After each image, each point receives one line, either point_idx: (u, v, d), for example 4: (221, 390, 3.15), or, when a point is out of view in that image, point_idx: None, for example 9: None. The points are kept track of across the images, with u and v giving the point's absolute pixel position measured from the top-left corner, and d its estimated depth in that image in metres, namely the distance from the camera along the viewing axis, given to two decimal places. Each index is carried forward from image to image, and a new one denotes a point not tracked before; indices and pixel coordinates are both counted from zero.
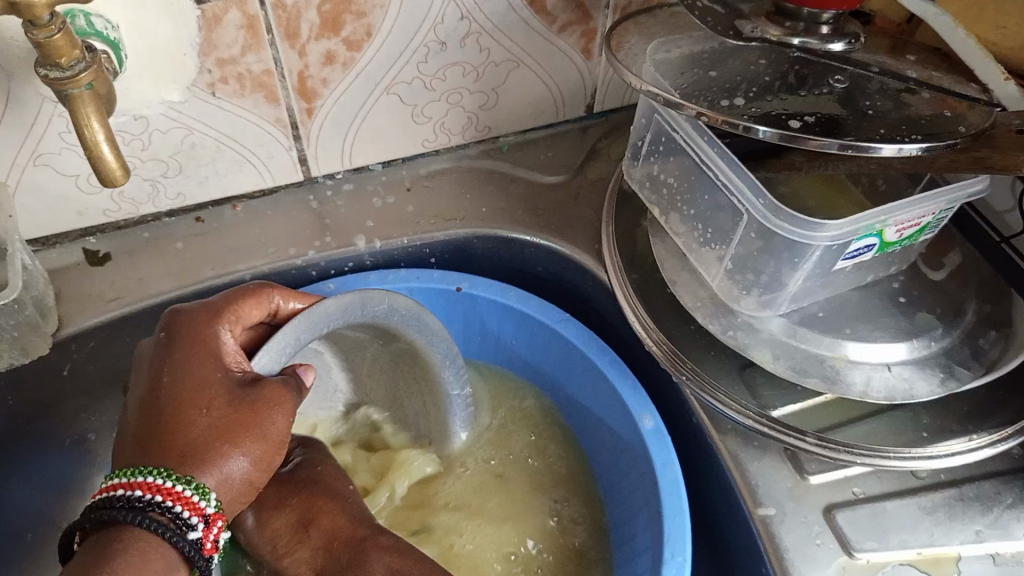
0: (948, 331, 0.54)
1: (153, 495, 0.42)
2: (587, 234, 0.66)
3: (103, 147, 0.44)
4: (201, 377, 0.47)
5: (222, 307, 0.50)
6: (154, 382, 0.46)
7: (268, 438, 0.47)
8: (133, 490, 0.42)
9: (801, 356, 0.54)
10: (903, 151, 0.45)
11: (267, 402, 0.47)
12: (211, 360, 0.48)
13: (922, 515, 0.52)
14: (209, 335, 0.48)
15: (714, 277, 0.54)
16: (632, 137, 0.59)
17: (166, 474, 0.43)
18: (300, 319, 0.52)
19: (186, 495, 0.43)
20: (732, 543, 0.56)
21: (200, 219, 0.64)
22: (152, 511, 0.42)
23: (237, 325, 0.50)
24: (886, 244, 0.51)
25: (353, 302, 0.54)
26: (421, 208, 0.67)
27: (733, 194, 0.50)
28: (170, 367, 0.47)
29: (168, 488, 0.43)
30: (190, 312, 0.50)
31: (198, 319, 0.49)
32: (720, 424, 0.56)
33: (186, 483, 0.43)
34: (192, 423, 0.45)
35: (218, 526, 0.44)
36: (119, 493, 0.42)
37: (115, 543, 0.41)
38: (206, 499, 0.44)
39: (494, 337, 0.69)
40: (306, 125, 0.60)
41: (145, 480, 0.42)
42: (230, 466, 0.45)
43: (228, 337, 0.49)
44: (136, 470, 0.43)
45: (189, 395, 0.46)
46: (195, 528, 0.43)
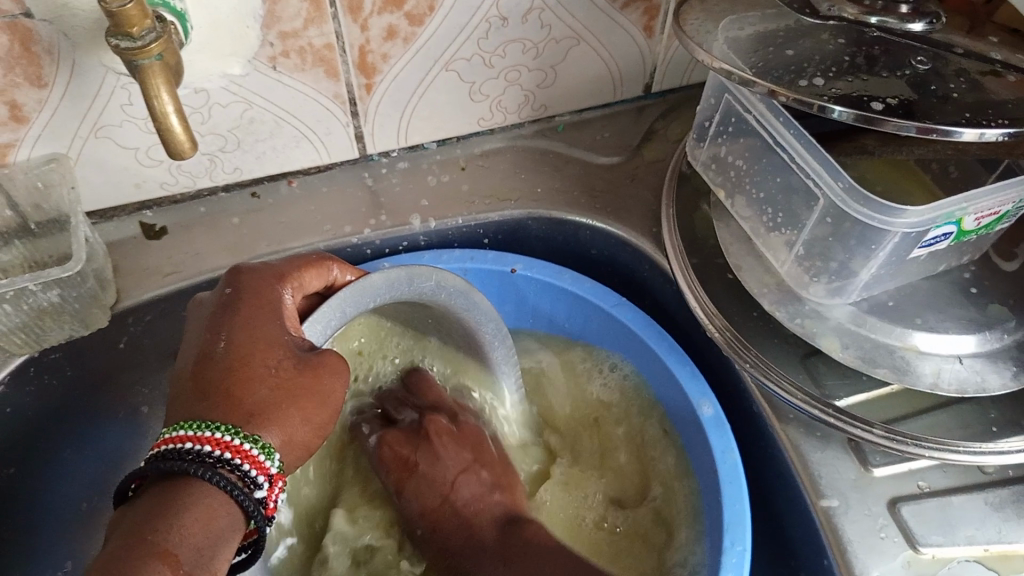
0: (1021, 323, 0.53)
1: (222, 452, 0.42)
2: (645, 217, 0.65)
3: (172, 119, 0.43)
4: (266, 335, 0.46)
5: (286, 271, 0.51)
6: (218, 332, 0.46)
7: (328, 403, 0.48)
8: (201, 445, 0.41)
9: (870, 345, 0.52)
10: (984, 136, 0.44)
11: (328, 369, 0.48)
12: (275, 320, 0.47)
13: (991, 511, 0.50)
14: (272, 296, 0.48)
15: (783, 262, 0.53)
16: (698, 118, 0.57)
17: (234, 431, 0.42)
18: (347, 293, 0.51)
19: (253, 453, 0.43)
20: (791, 532, 0.56)
21: (255, 195, 0.64)
22: (221, 467, 0.41)
23: (298, 292, 0.50)
24: (962, 233, 0.49)
25: (399, 279, 0.52)
26: (476, 187, 0.66)
27: (810, 177, 0.48)
28: (236, 320, 0.46)
29: (236, 445, 0.42)
30: (256, 270, 0.50)
31: (266, 277, 0.49)
32: (781, 413, 0.55)
33: (254, 441, 0.43)
34: (258, 380, 0.45)
35: (278, 488, 0.44)
36: (187, 446, 0.41)
37: (183, 496, 0.40)
38: (270, 459, 0.44)
39: (534, 310, 0.68)
40: (364, 101, 0.59)
41: (213, 437, 0.42)
42: (292, 428, 0.46)
43: (289, 299, 0.49)
44: (202, 423, 0.42)
45: (256, 350, 0.45)
46: (261, 487, 0.43)
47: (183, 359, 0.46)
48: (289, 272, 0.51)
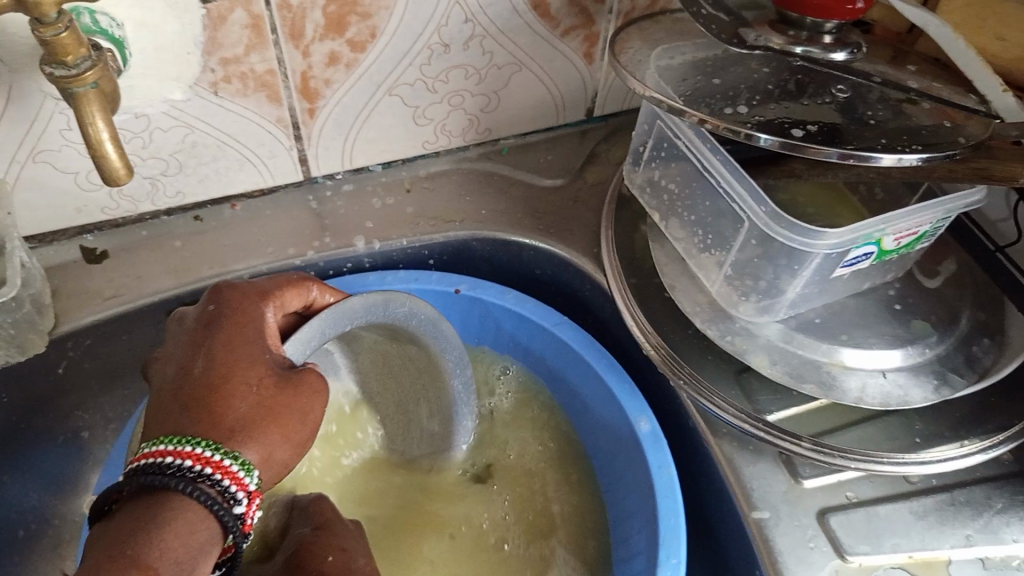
0: (942, 338, 0.55)
1: (202, 467, 0.42)
2: (587, 238, 0.66)
3: (108, 146, 0.44)
4: (247, 353, 0.47)
5: (267, 289, 0.51)
6: (202, 347, 0.46)
7: (308, 422, 0.48)
8: (183, 460, 0.41)
9: (798, 362, 0.54)
10: (901, 161, 0.45)
11: (309, 388, 0.48)
12: (256, 338, 0.48)
13: (914, 519, 0.52)
14: (255, 314, 0.49)
15: (714, 282, 0.55)
16: (634, 143, 0.59)
17: (214, 446, 0.43)
18: (327, 316, 0.51)
19: (232, 469, 0.43)
20: (726, 545, 0.57)
21: (199, 218, 0.64)
22: (202, 482, 0.41)
23: (280, 311, 0.51)
24: (883, 252, 0.51)
25: (377, 302, 0.54)
26: (421, 209, 0.67)
27: (736, 201, 0.50)
28: (220, 337, 0.47)
29: (215, 460, 0.42)
30: (240, 288, 0.50)
31: (248, 295, 0.49)
32: (716, 428, 0.57)
33: (234, 457, 0.43)
34: (240, 396, 0.45)
35: (256, 503, 0.44)
36: (168, 461, 0.41)
37: (162, 511, 0.40)
38: (249, 474, 0.44)
39: (499, 330, 0.68)
40: (308, 125, 0.60)
41: (194, 451, 0.42)
42: (271, 445, 0.46)
43: (271, 317, 0.49)
44: (182, 437, 0.42)
45: (237, 368, 0.46)
46: (239, 502, 0.43)
47: (164, 372, 0.47)
48: (271, 290, 0.51)
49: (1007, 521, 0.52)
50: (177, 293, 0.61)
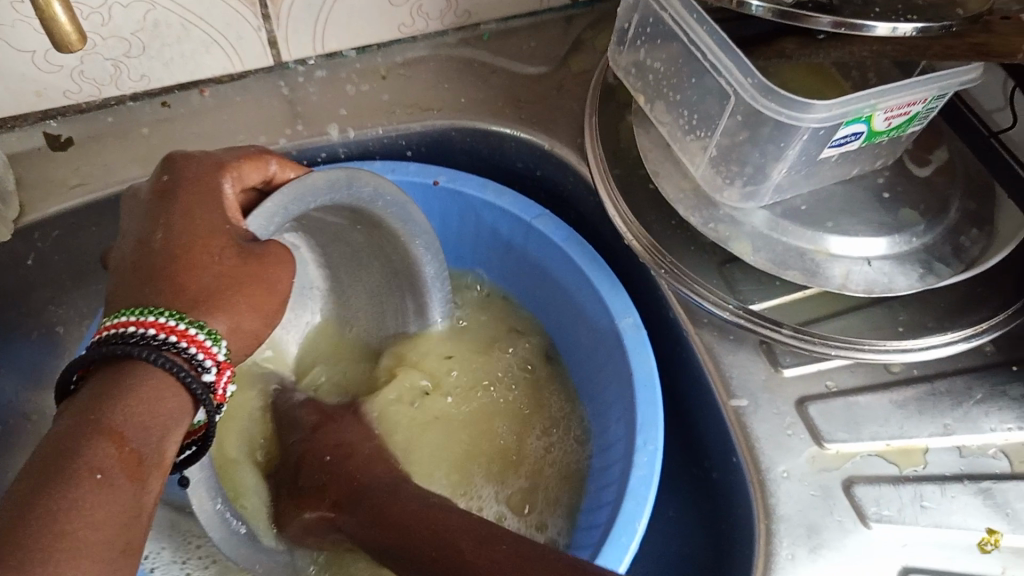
0: (931, 227, 0.54)
1: (167, 335, 0.39)
2: (570, 128, 0.64)
3: (56, 7, 0.40)
4: (210, 221, 0.43)
5: (224, 160, 0.46)
6: (161, 218, 0.43)
7: (276, 293, 0.45)
8: (146, 329, 0.39)
9: (781, 249, 0.53)
10: (897, 31, 0.44)
11: (276, 258, 0.45)
12: (216, 207, 0.44)
13: (894, 408, 0.52)
14: (212, 184, 0.44)
15: (698, 167, 0.53)
16: (619, 21, 0.56)
17: (178, 316, 0.40)
18: (288, 190, 0.47)
19: (199, 338, 0.40)
20: (703, 435, 0.57)
21: (166, 104, 0.62)
22: (168, 350, 0.39)
23: (238, 184, 0.46)
24: (873, 133, 0.50)
25: (340, 179, 0.49)
26: (396, 97, 0.65)
27: (722, 75, 0.48)
28: (178, 207, 0.43)
29: (180, 329, 0.40)
30: (194, 159, 0.46)
31: (205, 167, 0.45)
32: (696, 317, 0.56)
33: (199, 327, 0.41)
34: (202, 267, 0.42)
35: (226, 376, 0.42)
36: (131, 330, 0.39)
37: (127, 380, 0.38)
38: (217, 344, 0.41)
39: (488, 219, 0.66)
40: (275, 3, 0.57)
41: (158, 320, 0.39)
42: (240, 315, 0.43)
43: (230, 190, 0.45)
44: (144, 309, 0.40)
45: (200, 240, 0.42)
46: (209, 372, 0.41)
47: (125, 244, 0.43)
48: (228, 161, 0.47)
49: (987, 411, 0.52)
50: None
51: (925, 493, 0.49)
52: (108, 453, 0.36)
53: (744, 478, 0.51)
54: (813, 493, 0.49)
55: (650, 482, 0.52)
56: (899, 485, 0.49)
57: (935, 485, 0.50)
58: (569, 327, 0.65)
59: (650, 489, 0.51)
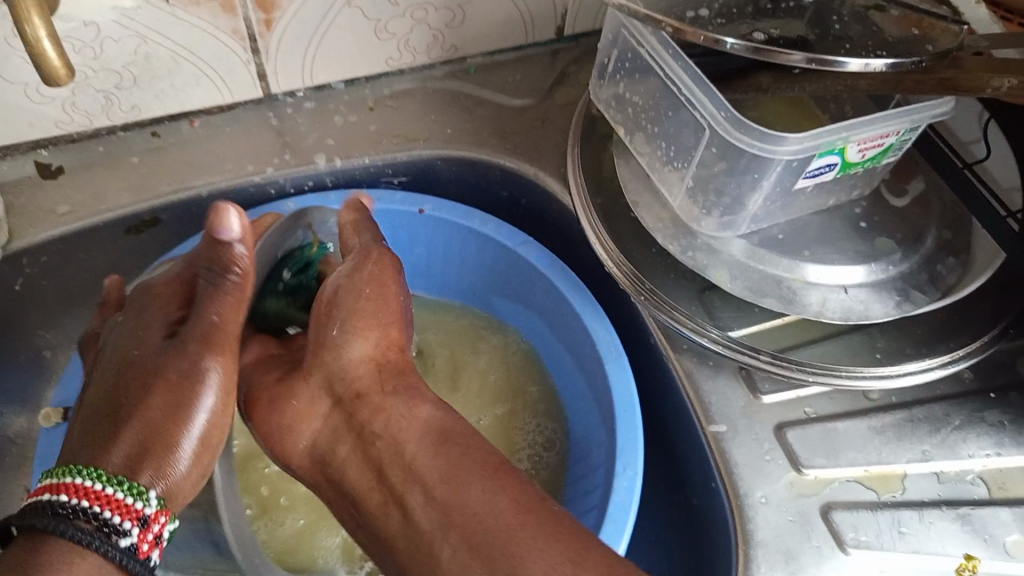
0: (906, 256, 0.55)
1: (78, 500, 0.39)
2: (554, 158, 0.65)
3: (46, 44, 0.42)
4: (144, 344, 0.47)
5: (138, 307, 0.49)
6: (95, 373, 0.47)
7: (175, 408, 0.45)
8: (57, 495, 0.39)
9: (759, 276, 0.54)
10: (869, 67, 0.45)
11: (176, 387, 0.45)
12: (137, 349, 0.47)
13: (872, 434, 0.53)
14: (143, 322, 0.48)
15: (676, 197, 0.55)
16: (599, 56, 0.58)
17: (94, 475, 0.40)
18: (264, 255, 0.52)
19: (118, 498, 0.40)
20: (684, 461, 0.58)
21: (156, 134, 0.63)
22: (78, 519, 0.38)
23: (173, 308, 0.49)
24: (847, 164, 0.51)
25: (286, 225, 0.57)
26: (384, 127, 0.66)
27: (696, 109, 0.49)
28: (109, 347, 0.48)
29: (92, 490, 0.39)
30: (137, 304, 0.50)
31: (140, 306, 0.49)
32: (676, 344, 0.56)
33: (116, 484, 0.40)
34: (127, 396, 0.44)
35: (155, 527, 0.41)
36: (44, 499, 0.39)
37: (35, 556, 0.37)
38: (141, 498, 0.41)
39: (476, 250, 0.67)
40: (265, 37, 0.58)
41: (74, 483, 0.39)
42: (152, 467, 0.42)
43: (155, 329, 0.48)
44: (67, 470, 0.40)
45: (125, 369, 0.46)
46: (126, 533, 0.39)
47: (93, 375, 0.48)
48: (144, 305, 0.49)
49: (964, 437, 0.53)
50: (134, 211, 0.60)
51: (902, 519, 0.50)
52: None
53: (723, 504, 0.52)
54: (791, 519, 0.49)
55: (628, 507, 0.52)
56: (877, 511, 0.50)
57: (913, 511, 0.50)
58: (560, 361, 0.66)
59: (630, 513, 0.52)
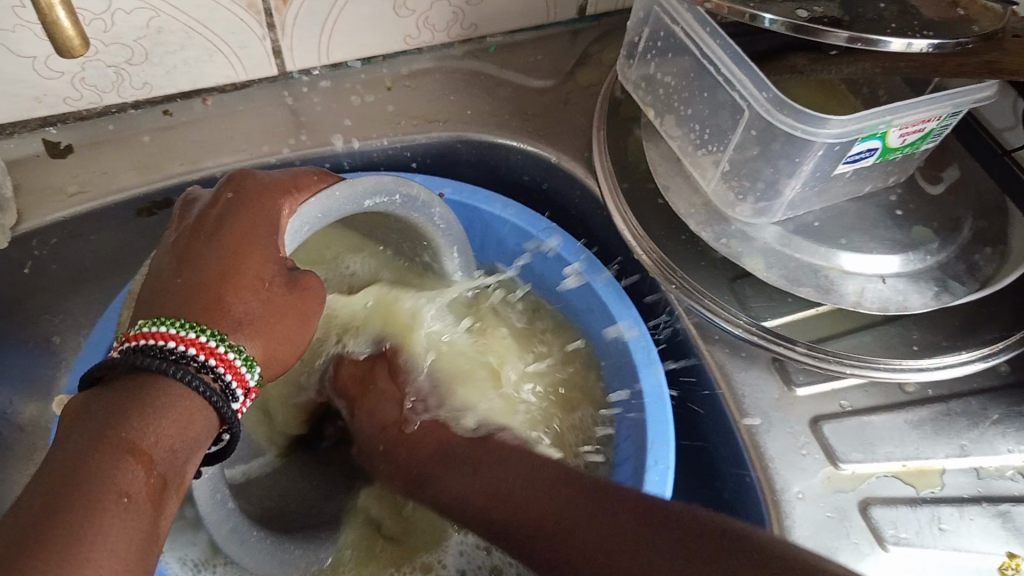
0: (944, 245, 0.54)
1: (205, 357, 0.38)
2: (577, 141, 0.63)
3: (58, 12, 0.39)
4: (264, 246, 0.43)
5: (287, 184, 0.47)
6: (212, 235, 0.43)
7: (306, 327, 0.45)
8: (185, 347, 0.38)
9: (794, 265, 0.52)
10: (912, 46, 0.43)
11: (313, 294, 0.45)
12: (271, 233, 0.44)
13: (909, 428, 0.51)
14: (269, 210, 0.45)
15: (710, 181, 0.53)
16: (629, 34, 0.56)
17: (219, 337, 0.39)
18: (315, 201, 0.47)
19: (235, 363, 0.40)
20: (715, 454, 0.56)
21: (168, 112, 0.61)
22: (203, 373, 0.38)
23: (291, 210, 0.46)
24: (888, 149, 0.49)
25: (417, 196, 0.53)
26: (402, 108, 0.64)
27: (735, 89, 0.47)
28: (226, 230, 0.43)
29: (218, 351, 0.39)
30: (259, 179, 0.46)
31: (266, 190, 0.45)
32: (707, 334, 0.55)
33: (238, 351, 0.40)
34: (249, 289, 0.42)
35: (249, 400, 0.41)
36: (169, 346, 0.38)
37: (157, 397, 0.37)
38: (252, 371, 0.41)
39: (497, 235, 0.65)
40: (281, 12, 0.56)
41: (198, 338, 0.38)
42: (273, 345, 0.42)
43: (286, 215, 0.46)
44: (185, 322, 0.39)
45: (240, 256, 0.42)
46: (236, 399, 0.40)
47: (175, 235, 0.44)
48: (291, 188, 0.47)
49: (1003, 432, 0.51)
50: (146, 191, 0.58)
51: (941, 515, 0.48)
52: (138, 477, 0.34)
53: (757, 498, 0.50)
54: (828, 514, 0.48)
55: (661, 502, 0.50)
56: (915, 507, 0.48)
57: (952, 507, 0.48)
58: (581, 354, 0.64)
59: None
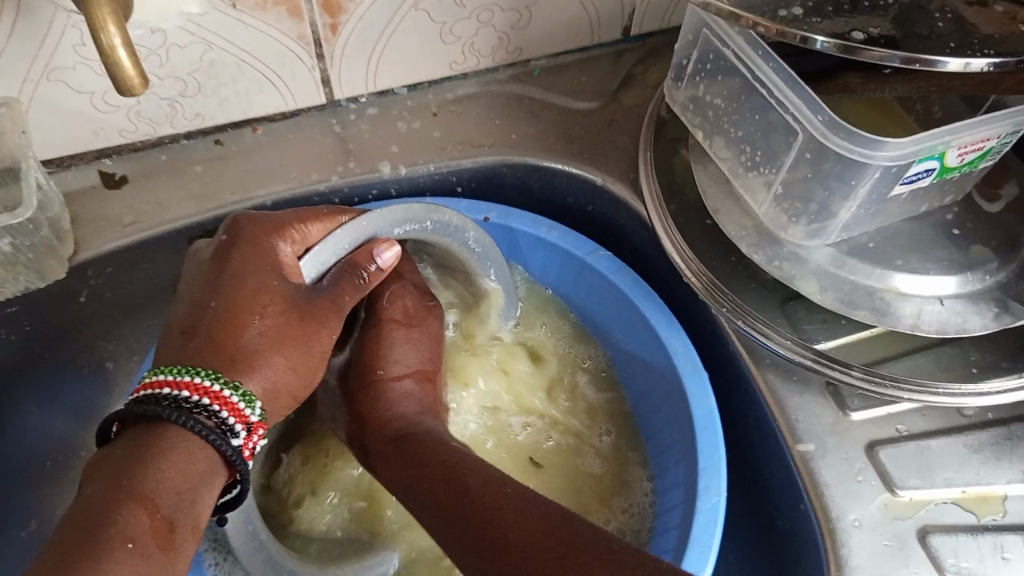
0: (1003, 265, 0.52)
1: (200, 398, 0.41)
2: (622, 164, 0.63)
3: (120, 52, 0.40)
4: (265, 284, 0.45)
5: (290, 223, 0.48)
6: (217, 278, 0.45)
7: (313, 353, 0.46)
8: (180, 391, 0.41)
9: (849, 287, 0.52)
10: (970, 66, 0.42)
11: (318, 320, 0.46)
12: (272, 268, 0.46)
13: (969, 453, 0.50)
14: (267, 246, 0.46)
15: (761, 204, 0.52)
16: (676, 57, 0.56)
17: (215, 377, 0.42)
18: (348, 228, 0.49)
19: (231, 401, 0.42)
20: (769, 479, 0.55)
21: (219, 142, 0.62)
22: (199, 413, 0.41)
23: (300, 246, 0.48)
24: (944, 170, 0.49)
25: (450, 223, 0.54)
26: (448, 133, 0.64)
27: (788, 111, 0.47)
28: (228, 274, 0.45)
29: (214, 391, 0.41)
30: (258, 219, 0.48)
31: (265, 229, 0.47)
32: (759, 358, 0.54)
33: (233, 389, 0.42)
34: (246, 327, 0.43)
35: (257, 435, 0.43)
36: (165, 392, 0.41)
37: (161, 442, 0.40)
38: (251, 407, 0.43)
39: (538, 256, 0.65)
40: (330, 42, 0.57)
41: (193, 381, 0.41)
42: (275, 377, 0.45)
43: (288, 250, 0.47)
44: (184, 368, 0.41)
45: (243, 297, 0.44)
46: (238, 435, 0.42)
47: (187, 279, 0.46)
48: (295, 224, 0.48)
49: None
50: (200, 221, 0.59)
51: (1005, 544, 0.47)
52: (142, 522, 0.37)
53: (813, 526, 0.49)
54: (886, 543, 0.47)
55: (713, 529, 0.50)
56: (977, 535, 0.47)
57: (1016, 536, 0.47)
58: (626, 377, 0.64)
59: (714, 537, 0.50)
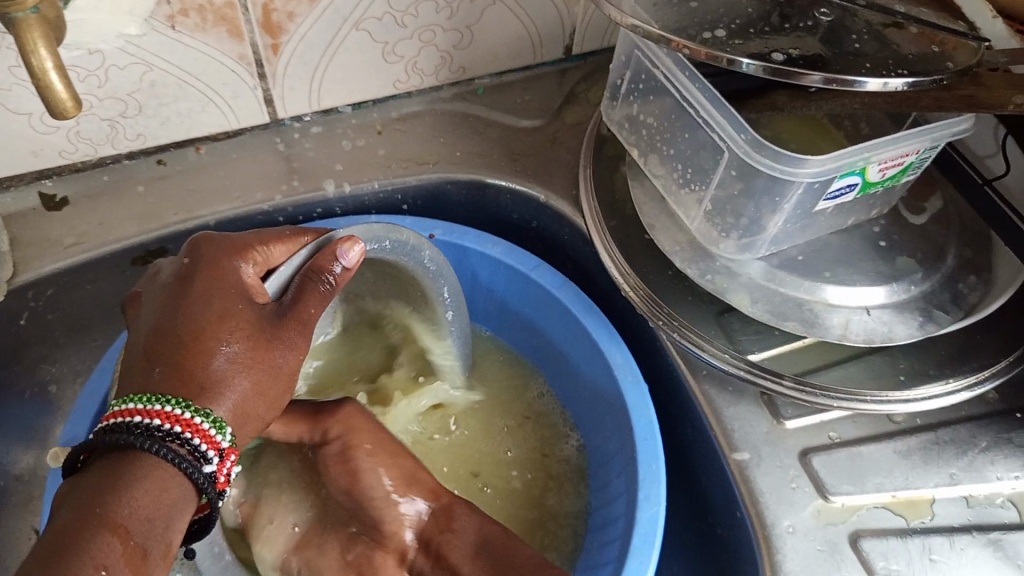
0: (928, 275, 0.54)
1: (171, 425, 0.41)
2: (566, 181, 0.64)
3: (52, 76, 0.40)
4: (230, 307, 0.45)
5: (250, 245, 0.48)
6: (179, 303, 0.45)
7: (280, 375, 0.46)
8: (151, 419, 0.41)
9: (780, 299, 0.53)
10: (888, 86, 0.44)
11: (284, 342, 0.46)
12: (235, 290, 0.46)
13: (899, 458, 0.52)
14: (230, 268, 0.46)
15: (693, 219, 0.54)
16: (611, 77, 0.57)
17: (184, 403, 0.41)
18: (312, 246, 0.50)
19: (203, 428, 0.42)
20: (707, 488, 0.56)
21: (162, 161, 0.62)
22: (171, 441, 0.41)
23: (262, 267, 0.49)
24: (868, 184, 0.50)
25: (407, 242, 0.54)
26: (392, 151, 0.65)
27: (714, 131, 0.48)
28: (192, 298, 0.45)
29: (184, 418, 0.41)
30: (221, 242, 0.48)
31: (226, 252, 0.47)
32: (696, 369, 0.55)
33: (204, 415, 0.42)
34: (212, 352, 0.43)
35: (229, 461, 0.43)
36: (136, 420, 0.41)
37: (134, 469, 0.40)
38: (222, 433, 0.42)
39: (484, 271, 0.66)
40: (272, 62, 0.57)
41: (163, 409, 0.41)
42: (244, 401, 0.44)
43: (250, 271, 0.47)
44: (153, 396, 0.41)
45: (206, 321, 0.44)
46: (210, 461, 0.42)
47: (148, 305, 0.46)
48: (256, 247, 0.49)
49: (992, 459, 0.51)
50: (141, 241, 0.59)
51: (933, 546, 0.48)
52: (114, 549, 0.37)
53: (748, 531, 0.50)
54: (818, 548, 0.48)
55: (652, 538, 0.51)
56: (905, 537, 0.49)
57: (942, 537, 0.49)
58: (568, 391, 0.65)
59: (653, 547, 0.51)
